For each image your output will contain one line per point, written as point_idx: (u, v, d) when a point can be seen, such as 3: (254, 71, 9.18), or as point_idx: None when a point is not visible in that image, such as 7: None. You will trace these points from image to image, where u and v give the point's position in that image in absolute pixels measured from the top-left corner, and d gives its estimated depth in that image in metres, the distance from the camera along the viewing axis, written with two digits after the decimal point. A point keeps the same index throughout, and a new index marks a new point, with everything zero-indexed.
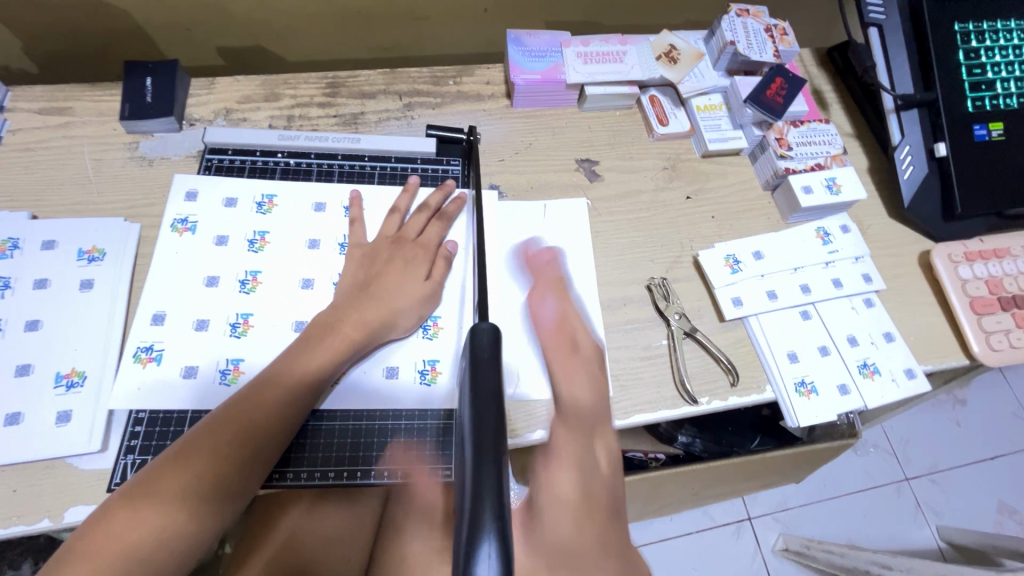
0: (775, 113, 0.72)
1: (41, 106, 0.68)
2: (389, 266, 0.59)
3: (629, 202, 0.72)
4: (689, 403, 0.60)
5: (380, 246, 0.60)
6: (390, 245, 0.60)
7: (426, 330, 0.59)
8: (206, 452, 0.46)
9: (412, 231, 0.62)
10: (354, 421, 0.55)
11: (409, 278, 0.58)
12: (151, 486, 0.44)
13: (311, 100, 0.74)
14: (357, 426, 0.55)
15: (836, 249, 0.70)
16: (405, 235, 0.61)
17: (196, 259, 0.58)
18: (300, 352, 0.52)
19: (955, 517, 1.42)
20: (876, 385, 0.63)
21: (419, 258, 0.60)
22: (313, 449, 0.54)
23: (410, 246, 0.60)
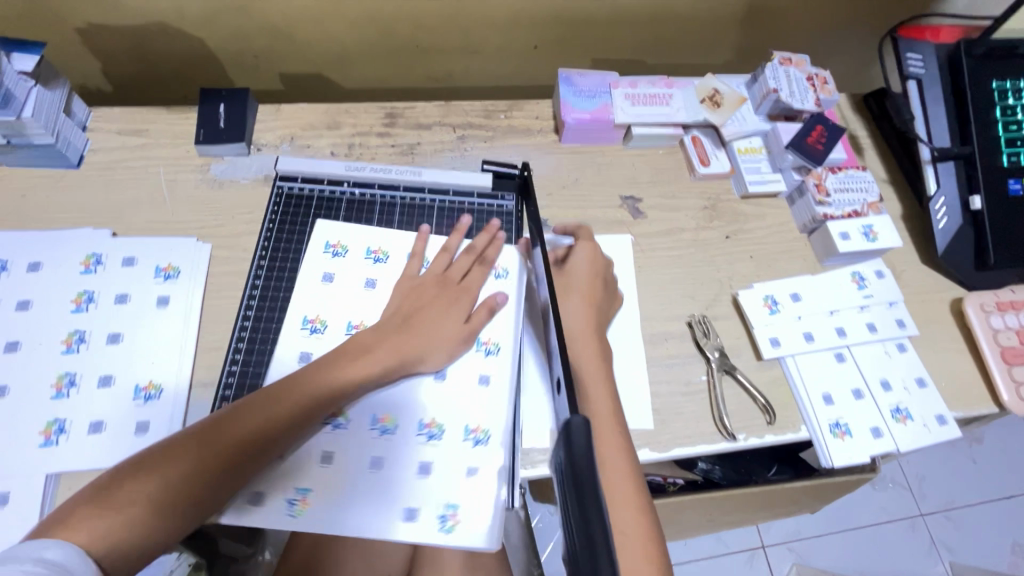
0: (815, 160, 0.75)
1: (120, 127, 0.72)
2: (428, 308, 0.61)
3: (670, 239, 0.75)
4: (728, 439, 0.63)
5: (425, 285, 0.63)
6: (432, 283, 0.63)
7: (481, 346, 0.63)
8: (190, 454, 0.48)
9: (456, 272, 0.64)
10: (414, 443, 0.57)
11: (445, 314, 0.61)
12: (144, 470, 0.46)
13: (370, 130, 0.77)
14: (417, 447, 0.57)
15: (871, 293, 0.72)
16: (450, 276, 0.64)
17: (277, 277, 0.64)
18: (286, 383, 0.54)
19: (969, 555, 1.43)
20: (909, 430, 0.65)
21: (456, 303, 0.62)
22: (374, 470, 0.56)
23: (452, 289, 0.63)
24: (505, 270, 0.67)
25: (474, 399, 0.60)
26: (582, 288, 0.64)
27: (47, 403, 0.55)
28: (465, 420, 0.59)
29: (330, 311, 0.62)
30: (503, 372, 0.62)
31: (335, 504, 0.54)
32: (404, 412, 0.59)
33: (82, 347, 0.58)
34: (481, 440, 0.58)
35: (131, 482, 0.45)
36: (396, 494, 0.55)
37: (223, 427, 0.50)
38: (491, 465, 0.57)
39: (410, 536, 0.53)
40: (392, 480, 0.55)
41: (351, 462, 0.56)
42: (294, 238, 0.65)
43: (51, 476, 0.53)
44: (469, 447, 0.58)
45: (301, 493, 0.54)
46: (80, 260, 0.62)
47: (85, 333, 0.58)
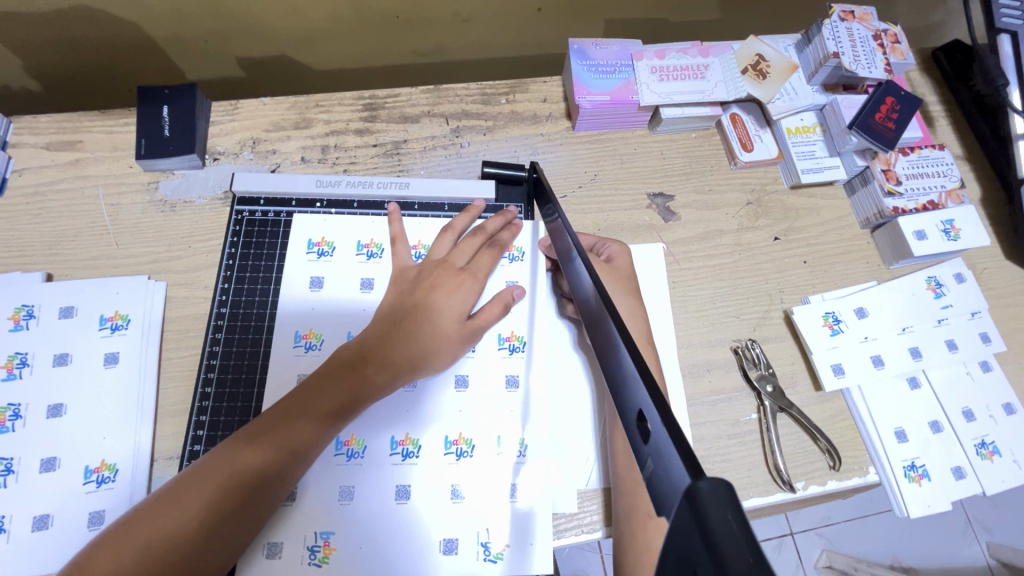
0: (886, 143, 0.61)
1: (48, 140, 0.60)
2: (430, 299, 0.50)
3: (709, 244, 0.63)
4: (785, 490, 0.53)
5: (422, 271, 0.52)
6: (435, 268, 0.52)
7: (503, 345, 0.52)
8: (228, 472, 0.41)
9: (458, 257, 0.53)
10: (421, 512, 0.46)
11: (454, 302, 0.51)
12: (177, 496, 0.40)
13: (347, 126, 0.65)
14: (425, 519, 0.46)
15: (950, 303, 0.61)
16: (451, 262, 0.53)
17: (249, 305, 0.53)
18: (321, 390, 0.45)
19: (1009, 534, 1.36)
20: (996, 468, 0.56)
21: (466, 285, 0.52)
22: (373, 562, 0.44)
23: (457, 274, 0.52)
24: (519, 250, 0.57)
25: (504, 404, 0.50)
26: (629, 288, 0.54)
27: None
28: (498, 430, 0.49)
29: (314, 359, 0.50)
30: (532, 370, 0.52)
31: (361, 548, 0.45)
32: (423, 427, 0.48)
33: (19, 424, 0.48)
34: (518, 451, 0.49)
35: (171, 509, 0.39)
36: (430, 523, 0.46)
37: (258, 439, 0.43)
38: (535, 478, 0.48)
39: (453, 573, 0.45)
40: (423, 510, 0.46)
41: (372, 493, 0.46)
42: (259, 275, 0.54)
43: None
44: (492, 501, 0.47)
45: (324, 537, 0.45)
46: (8, 314, 0.51)
47: (20, 406, 0.49)
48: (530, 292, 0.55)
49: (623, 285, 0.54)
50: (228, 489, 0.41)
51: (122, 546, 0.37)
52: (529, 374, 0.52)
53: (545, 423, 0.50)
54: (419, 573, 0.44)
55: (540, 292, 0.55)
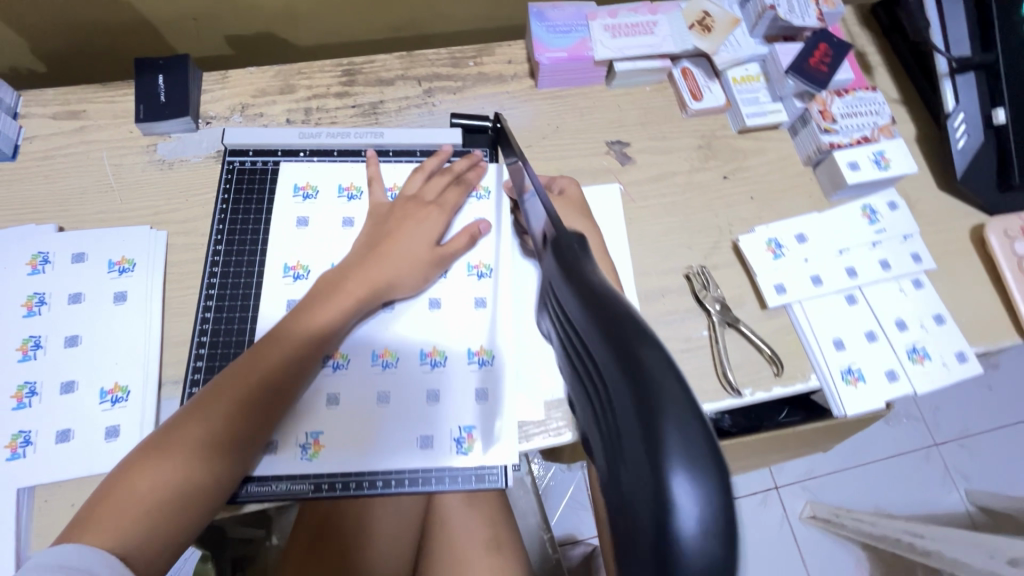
0: (819, 84, 0.67)
1: (55, 111, 0.66)
2: (404, 229, 0.56)
3: (663, 185, 0.69)
4: (733, 395, 0.59)
5: (396, 207, 0.58)
6: (407, 203, 0.58)
7: (471, 271, 0.58)
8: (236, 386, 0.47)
9: (428, 193, 0.59)
10: (401, 412, 0.52)
11: (426, 231, 0.57)
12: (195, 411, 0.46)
13: (328, 91, 0.71)
14: (403, 419, 0.52)
15: (883, 227, 0.66)
16: (421, 198, 0.59)
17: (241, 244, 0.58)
18: (311, 311, 0.51)
19: (985, 480, 1.42)
20: (927, 370, 0.61)
21: (435, 217, 0.58)
22: (359, 455, 0.50)
23: (428, 207, 0.58)
24: (486, 190, 0.63)
25: (473, 321, 0.56)
26: (584, 217, 0.60)
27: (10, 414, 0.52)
28: (468, 343, 0.55)
29: (302, 286, 0.56)
30: (499, 291, 0.57)
31: (347, 443, 0.50)
32: (400, 341, 0.54)
33: (40, 353, 0.54)
34: (486, 360, 0.54)
35: (191, 422, 0.45)
36: (408, 422, 0.52)
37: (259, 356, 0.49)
38: (501, 383, 0.54)
39: (429, 463, 0.51)
40: (402, 411, 0.52)
41: (356, 398, 0.52)
42: (250, 216, 0.59)
43: (23, 489, 0.50)
44: (464, 402, 0.53)
45: (313, 436, 0.51)
46: (26, 260, 0.57)
47: (41, 338, 0.55)
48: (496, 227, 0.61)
49: (578, 213, 0.60)
50: (238, 403, 0.46)
51: (153, 458, 0.44)
52: (496, 295, 0.57)
53: (511, 336, 0.55)
54: (399, 463, 0.50)
55: (506, 225, 0.61)
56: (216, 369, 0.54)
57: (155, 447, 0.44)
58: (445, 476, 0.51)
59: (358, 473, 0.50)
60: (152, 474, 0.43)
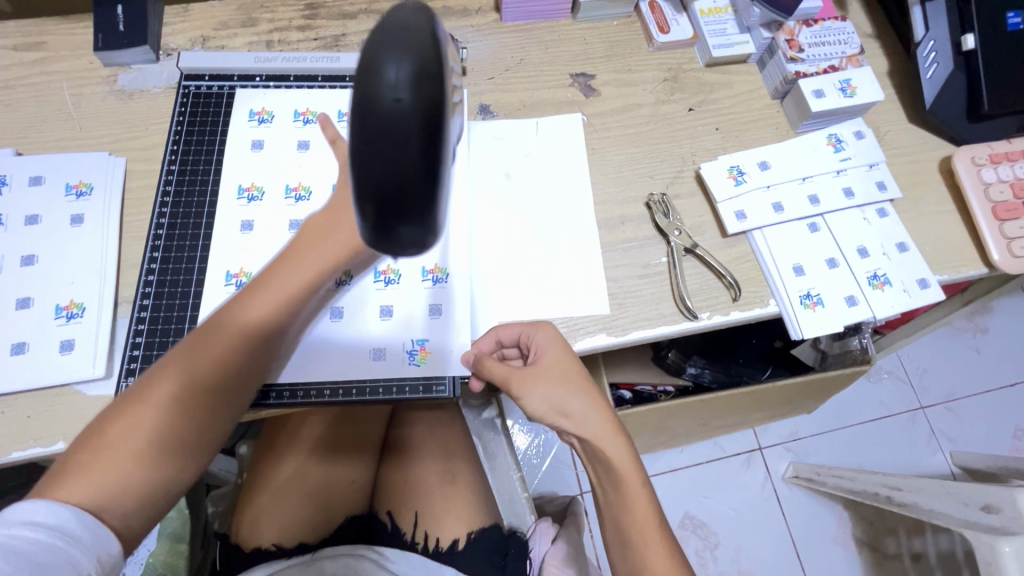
0: (786, 12, 0.66)
1: (15, 42, 0.66)
2: None
3: (627, 116, 0.69)
4: (689, 318, 0.59)
5: None
6: None
7: None
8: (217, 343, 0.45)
9: None
10: (354, 327, 0.54)
11: None
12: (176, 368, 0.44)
13: (290, 24, 0.70)
14: (357, 332, 0.54)
15: (849, 156, 0.66)
16: None
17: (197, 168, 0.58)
18: (288, 259, 0.46)
19: (970, 443, 1.41)
20: (887, 296, 0.61)
21: None
22: (313, 366, 0.53)
23: None
24: None
25: None
26: None
27: None
28: (422, 263, 0.57)
29: (257, 208, 0.57)
30: (453, 215, 0.59)
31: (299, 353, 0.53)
32: None
33: None
34: (439, 279, 0.57)
35: (169, 380, 0.44)
36: (361, 335, 0.54)
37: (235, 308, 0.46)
38: (452, 300, 0.56)
39: (380, 373, 0.53)
40: (356, 326, 0.54)
41: None
42: (205, 140, 0.59)
43: None
44: (415, 319, 0.55)
45: None
46: None
47: None
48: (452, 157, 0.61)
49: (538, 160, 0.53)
50: (222, 362, 0.45)
51: (130, 412, 0.43)
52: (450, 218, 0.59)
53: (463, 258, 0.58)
54: (351, 374, 0.53)
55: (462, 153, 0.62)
56: (169, 286, 0.55)
57: (132, 403, 0.43)
58: (394, 385, 0.53)
59: (308, 383, 0.53)
60: (123, 439, 0.42)
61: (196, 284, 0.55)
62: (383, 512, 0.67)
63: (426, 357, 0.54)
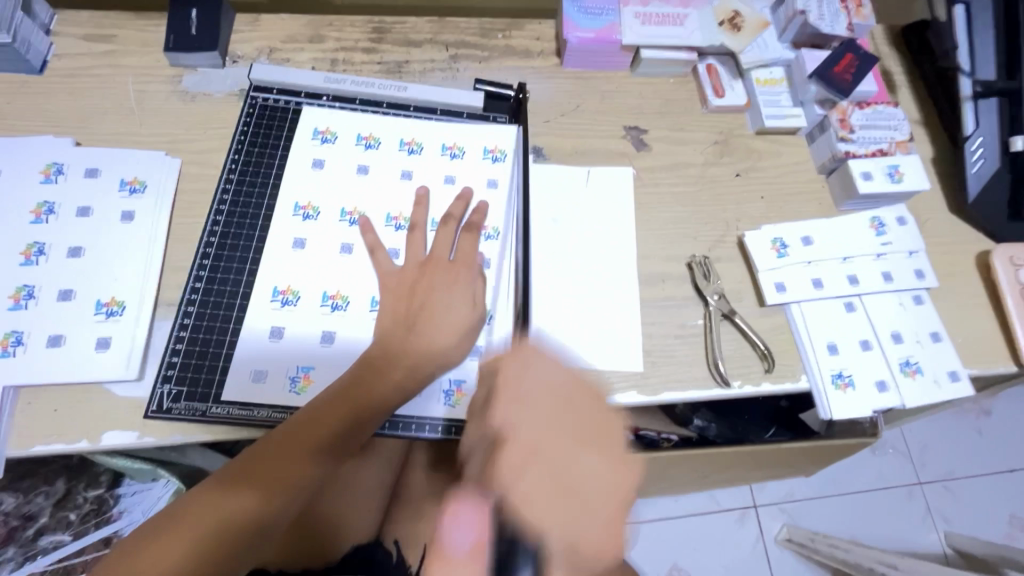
0: (841, 92, 0.68)
1: (86, 32, 0.67)
2: (432, 300, 0.55)
3: (675, 174, 0.69)
4: (721, 385, 0.59)
5: (408, 272, 0.56)
6: (428, 268, 0.56)
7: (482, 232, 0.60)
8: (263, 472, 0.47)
9: (442, 253, 0.57)
10: None
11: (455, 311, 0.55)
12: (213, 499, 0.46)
13: (355, 45, 0.71)
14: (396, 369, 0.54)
15: (890, 241, 0.66)
16: (436, 258, 0.57)
17: (255, 178, 0.60)
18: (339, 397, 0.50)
19: (966, 525, 1.40)
20: (917, 385, 0.61)
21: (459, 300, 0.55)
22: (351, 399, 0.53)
23: (444, 270, 0.56)
24: (502, 152, 0.64)
25: None
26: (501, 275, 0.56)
27: (5, 314, 0.52)
28: None
29: (311, 227, 0.58)
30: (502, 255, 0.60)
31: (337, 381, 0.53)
32: None
33: (42, 259, 0.55)
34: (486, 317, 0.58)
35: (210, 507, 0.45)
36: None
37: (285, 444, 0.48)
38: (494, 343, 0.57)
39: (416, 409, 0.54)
40: None
41: (352, 339, 0.54)
42: (266, 153, 0.61)
43: (8, 387, 0.50)
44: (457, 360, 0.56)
45: (303, 371, 0.53)
46: (40, 169, 0.58)
47: (45, 245, 0.55)
48: (507, 194, 0.62)
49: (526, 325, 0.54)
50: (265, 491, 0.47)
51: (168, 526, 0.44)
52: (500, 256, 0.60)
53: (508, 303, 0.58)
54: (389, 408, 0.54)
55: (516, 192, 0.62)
56: (215, 292, 0.55)
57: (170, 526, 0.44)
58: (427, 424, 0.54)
59: None
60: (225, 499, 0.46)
61: (243, 295, 0.55)
62: (388, 541, 0.66)
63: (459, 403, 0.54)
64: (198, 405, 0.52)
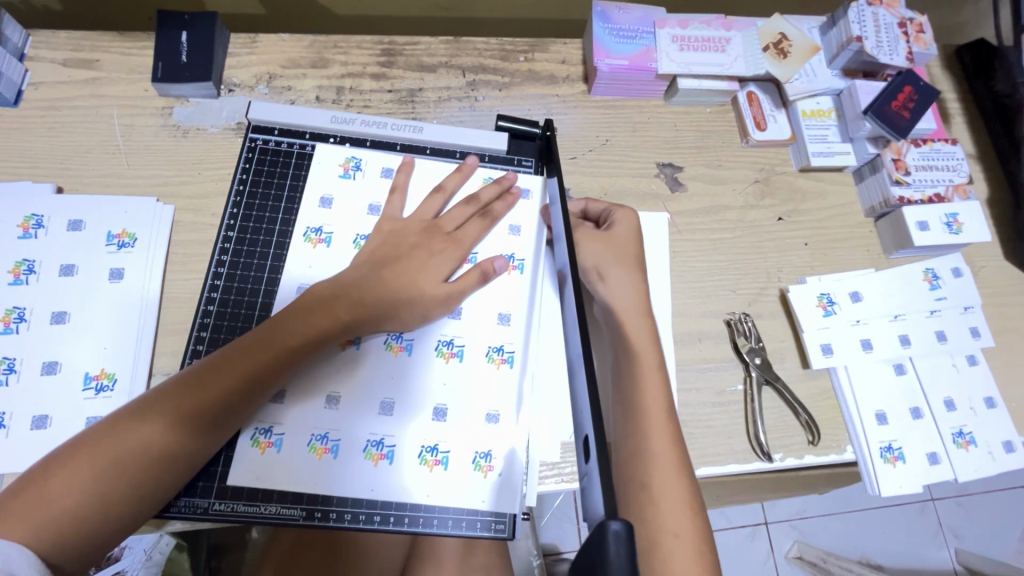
0: (900, 132, 0.62)
1: (65, 56, 0.61)
2: (410, 254, 0.52)
3: (712, 218, 0.64)
4: (764, 460, 0.55)
5: (409, 228, 0.54)
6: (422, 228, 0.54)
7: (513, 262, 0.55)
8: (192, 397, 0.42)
9: (447, 223, 0.55)
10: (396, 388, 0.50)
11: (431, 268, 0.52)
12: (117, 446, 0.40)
13: (363, 70, 0.65)
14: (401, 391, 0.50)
15: (944, 296, 0.62)
16: (438, 225, 0.55)
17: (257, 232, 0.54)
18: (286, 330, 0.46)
19: (976, 541, 1.39)
20: (971, 458, 0.57)
21: (447, 252, 0.53)
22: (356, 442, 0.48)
23: (438, 238, 0.54)
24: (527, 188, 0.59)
25: (495, 335, 0.53)
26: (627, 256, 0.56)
27: None
28: (489, 344, 0.52)
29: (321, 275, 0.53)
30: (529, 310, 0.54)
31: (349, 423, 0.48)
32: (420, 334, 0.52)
33: (23, 327, 0.50)
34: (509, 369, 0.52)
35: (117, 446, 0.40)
36: (376, 381, 0.50)
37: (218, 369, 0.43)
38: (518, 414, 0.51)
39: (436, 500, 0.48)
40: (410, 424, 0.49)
41: (358, 402, 0.49)
42: (268, 203, 0.55)
43: None
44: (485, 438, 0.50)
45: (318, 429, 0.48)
46: (17, 222, 0.52)
47: (26, 310, 0.50)
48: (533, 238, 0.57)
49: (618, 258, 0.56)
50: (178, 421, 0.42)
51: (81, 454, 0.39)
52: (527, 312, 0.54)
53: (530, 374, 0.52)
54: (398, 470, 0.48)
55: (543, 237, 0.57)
56: None
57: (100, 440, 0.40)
58: (451, 517, 0.48)
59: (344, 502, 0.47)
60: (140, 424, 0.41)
61: None
62: None
63: (451, 452, 0.49)
64: (199, 501, 0.46)
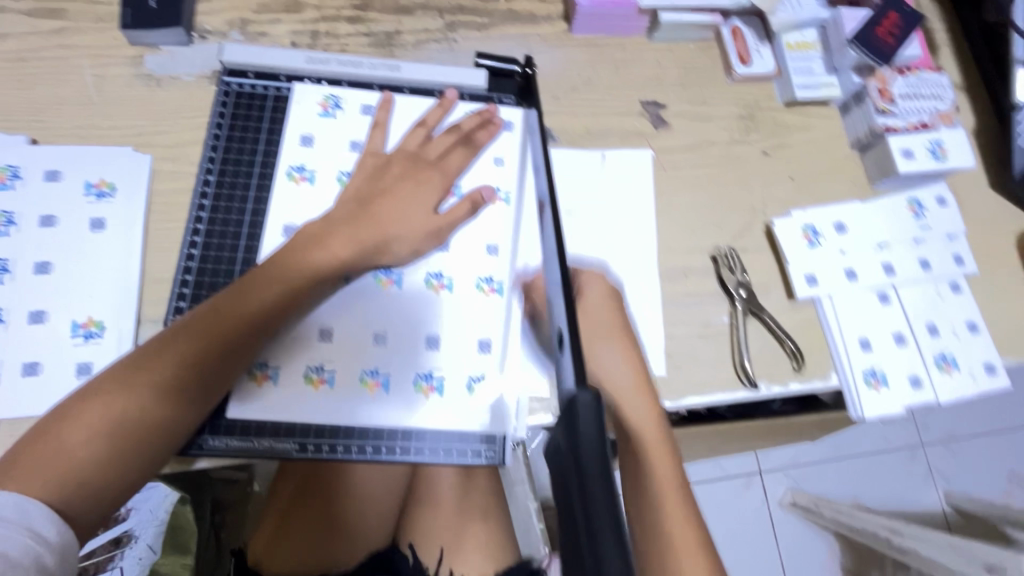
0: (883, 58, 0.61)
1: (31, 7, 0.59)
2: (395, 187, 0.52)
3: (697, 155, 0.64)
4: (749, 388, 0.56)
5: (393, 162, 0.53)
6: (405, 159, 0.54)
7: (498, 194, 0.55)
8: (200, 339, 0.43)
9: (430, 154, 0.55)
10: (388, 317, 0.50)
11: (417, 200, 0.52)
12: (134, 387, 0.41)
13: (338, 14, 0.63)
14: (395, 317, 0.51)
15: (928, 225, 0.62)
16: (422, 156, 0.54)
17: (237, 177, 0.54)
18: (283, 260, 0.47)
19: (964, 483, 1.43)
20: (953, 380, 0.58)
21: (432, 184, 0.53)
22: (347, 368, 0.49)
23: (424, 167, 0.54)
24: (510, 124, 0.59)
25: (482, 263, 0.53)
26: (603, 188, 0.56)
27: None
28: (477, 274, 0.53)
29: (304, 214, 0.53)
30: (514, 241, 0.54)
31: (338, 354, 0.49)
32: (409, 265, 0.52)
33: (7, 278, 0.50)
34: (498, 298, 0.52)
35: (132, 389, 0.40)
36: (369, 315, 0.50)
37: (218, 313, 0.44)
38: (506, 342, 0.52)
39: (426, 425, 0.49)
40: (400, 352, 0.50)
41: (350, 333, 0.49)
42: (247, 147, 0.55)
43: None
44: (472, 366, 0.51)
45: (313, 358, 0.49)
46: None
47: (8, 261, 0.50)
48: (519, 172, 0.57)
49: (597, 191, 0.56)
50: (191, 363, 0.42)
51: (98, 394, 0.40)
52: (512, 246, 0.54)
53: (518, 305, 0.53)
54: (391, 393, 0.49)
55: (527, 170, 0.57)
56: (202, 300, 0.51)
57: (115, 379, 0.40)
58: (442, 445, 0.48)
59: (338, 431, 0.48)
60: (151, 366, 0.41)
61: None
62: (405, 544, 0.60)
63: (445, 378, 0.50)
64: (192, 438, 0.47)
